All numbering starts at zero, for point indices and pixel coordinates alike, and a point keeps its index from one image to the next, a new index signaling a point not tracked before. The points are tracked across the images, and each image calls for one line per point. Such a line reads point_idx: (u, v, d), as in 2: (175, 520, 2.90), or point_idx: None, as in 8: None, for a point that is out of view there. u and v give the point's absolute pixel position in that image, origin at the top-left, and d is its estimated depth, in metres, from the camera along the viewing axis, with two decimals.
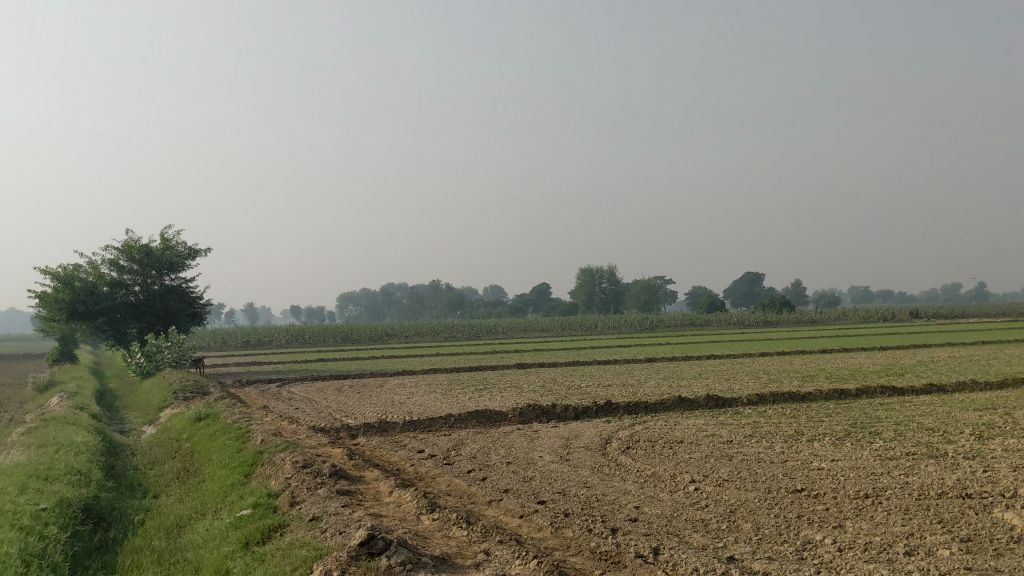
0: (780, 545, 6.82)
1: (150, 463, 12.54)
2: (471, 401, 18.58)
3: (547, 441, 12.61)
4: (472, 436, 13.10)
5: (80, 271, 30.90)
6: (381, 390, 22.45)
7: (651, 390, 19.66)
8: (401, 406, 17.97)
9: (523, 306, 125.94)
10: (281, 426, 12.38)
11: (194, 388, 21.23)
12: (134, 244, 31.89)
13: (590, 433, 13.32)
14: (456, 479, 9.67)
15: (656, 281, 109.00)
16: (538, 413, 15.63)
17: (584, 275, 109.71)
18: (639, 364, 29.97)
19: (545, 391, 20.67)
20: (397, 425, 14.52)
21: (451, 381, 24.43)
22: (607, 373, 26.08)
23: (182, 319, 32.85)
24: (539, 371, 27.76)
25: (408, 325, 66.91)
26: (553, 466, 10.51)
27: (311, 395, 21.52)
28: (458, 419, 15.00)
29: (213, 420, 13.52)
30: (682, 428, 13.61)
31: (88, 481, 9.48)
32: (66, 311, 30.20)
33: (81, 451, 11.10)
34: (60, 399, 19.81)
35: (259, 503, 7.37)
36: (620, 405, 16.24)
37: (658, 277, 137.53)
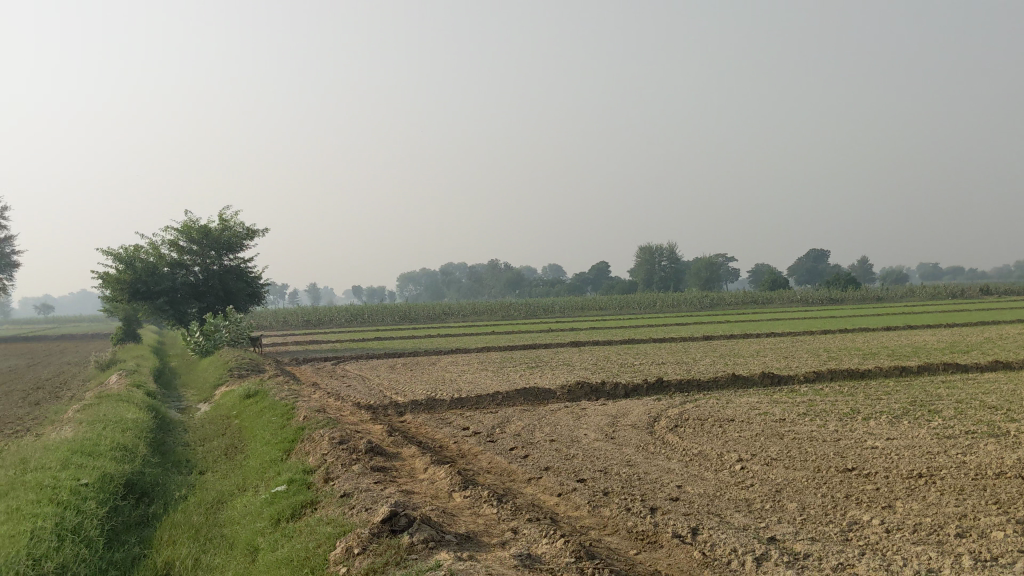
0: (825, 526, 6.56)
1: (200, 439, 12.66)
2: (522, 379, 18.47)
3: (595, 419, 12.42)
4: (519, 414, 12.97)
5: (142, 252, 31.48)
6: (433, 368, 22.47)
7: (705, 369, 19.34)
8: (451, 384, 17.94)
9: (582, 285, 125.47)
10: (326, 403, 12.39)
11: (249, 366, 21.49)
12: (193, 225, 32.39)
13: (639, 411, 13.09)
14: (498, 457, 9.54)
15: (717, 259, 107.70)
16: (587, 391, 15.45)
17: (643, 253, 108.90)
18: (696, 342, 29.59)
19: (597, 369, 20.46)
20: (445, 403, 14.45)
21: (503, 360, 24.36)
22: (662, 351, 25.74)
23: (240, 299, 33.34)
24: (593, 349, 27.56)
25: (466, 304, 67.05)
26: (597, 444, 10.31)
27: (364, 374, 21.61)
28: (507, 397, 14.88)
29: (261, 398, 13.59)
30: (733, 406, 13.31)
31: (133, 457, 9.56)
32: (128, 291, 30.79)
33: (129, 428, 11.24)
34: (119, 378, 20.20)
35: (294, 479, 7.31)
36: (672, 383, 15.96)
37: (720, 255, 136.04)
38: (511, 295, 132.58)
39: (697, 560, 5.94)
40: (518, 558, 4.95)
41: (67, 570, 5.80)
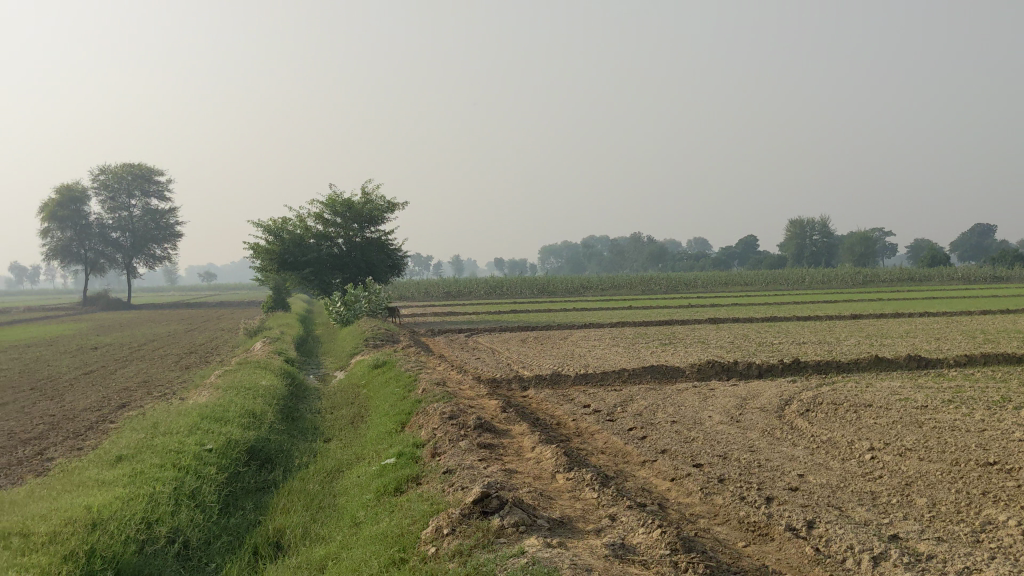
0: (954, 525, 6.10)
1: (329, 407, 13.00)
2: (653, 355, 18.16)
3: (721, 400, 12.04)
4: (644, 393, 12.71)
5: (289, 224, 32.62)
6: (565, 342, 22.39)
7: (847, 349, 18.51)
8: (580, 359, 17.82)
9: (728, 260, 122.69)
10: (450, 376, 12.47)
11: (385, 337, 21.97)
12: (337, 199, 33.31)
13: (769, 393, 12.61)
14: (615, 438, 9.35)
15: (872, 233, 102.90)
16: (718, 370, 15.01)
17: (793, 227, 104.77)
18: (842, 321, 28.40)
19: (733, 347, 19.89)
20: (570, 379, 14.34)
21: (638, 335, 24.04)
22: (804, 330, 24.82)
23: (382, 270, 34.11)
24: (732, 326, 26.85)
25: (606, 277, 66.68)
26: (721, 426, 9.97)
27: (496, 347, 21.75)
28: (634, 374, 14.65)
29: (389, 368, 13.84)
30: (872, 390, 12.65)
31: (261, 423, 9.87)
32: (277, 262, 32.02)
33: (261, 395, 11.63)
34: (263, 345, 21.04)
35: (403, 452, 7.35)
36: (808, 364, 15.34)
37: (875, 230, 130.27)
38: (654, 269, 131.11)
39: (808, 556, 5.61)
40: (610, 547, 4.78)
41: (180, 533, 6.00)
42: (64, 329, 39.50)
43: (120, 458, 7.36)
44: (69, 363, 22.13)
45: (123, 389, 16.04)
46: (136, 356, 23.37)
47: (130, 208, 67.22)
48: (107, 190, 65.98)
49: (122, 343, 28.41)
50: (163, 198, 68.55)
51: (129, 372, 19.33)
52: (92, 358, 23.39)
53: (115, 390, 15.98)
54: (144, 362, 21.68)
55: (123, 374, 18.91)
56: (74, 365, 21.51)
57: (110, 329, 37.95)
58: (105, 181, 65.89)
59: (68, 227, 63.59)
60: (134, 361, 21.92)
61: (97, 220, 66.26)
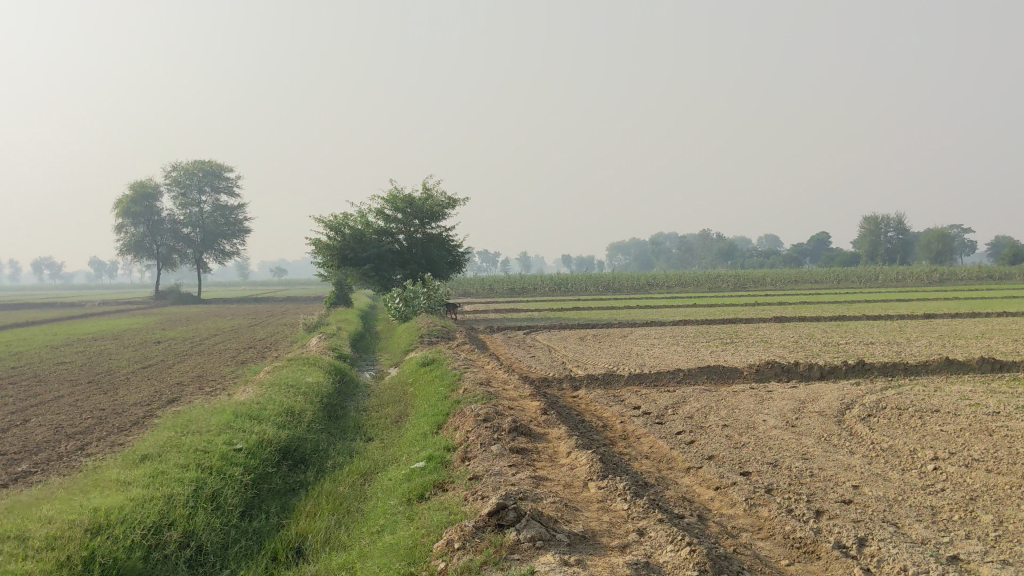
0: (1021, 546, 5.56)
1: (376, 405, 12.82)
2: (712, 355, 17.64)
3: (779, 403, 11.50)
4: (697, 395, 12.24)
5: (350, 220, 32.70)
6: (623, 340, 21.96)
7: (917, 351, 17.73)
8: (636, 358, 17.40)
9: (799, 257, 120.23)
10: (496, 374, 12.16)
11: (441, 334, 21.82)
12: (398, 195, 33.29)
13: (831, 396, 12.02)
14: (661, 442, 8.92)
15: (951, 230, 99.79)
16: (779, 371, 14.43)
17: (868, 224, 102.27)
18: (915, 321, 27.37)
19: (796, 347, 19.21)
20: (623, 379, 13.92)
21: (699, 334, 23.47)
22: (874, 330, 23.91)
23: (442, 267, 34.00)
24: (798, 325, 26.08)
25: (672, 274, 65.76)
26: (775, 431, 9.47)
27: (552, 344, 21.41)
28: (689, 374, 14.16)
29: (437, 366, 13.58)
30: (940, 394, 11.98)
31: (299, 421, 9.68)
32: (338, 258, 32.16)
33: (303, 392, 11.48)
34: (319, 341, 21.06)
35: (433, 456, 7.05)
36: (874, 365, 14.65)
37: (955, 228, 126.94)
38: (723, 265, 129.12)
39: None
40: (633, 566, 4.40)
41: (194, 538, 5.80)
42: (134, 322, 40.36)
43: (146, 457, 7.22)
44: (131, 357, 22.46)
45: (176, 384, 16.13)
46: (197, 351, 23.65)
47: (200, 204, 68.54)
48: (179, 186, 67.37)
49: (186, 338, 28.79)
50: (232, 194, 69.66)
51: (186, 367, 19.49)
52: (153, 352, 23.72)
53: (168, 385, 16.09)
54: (203, 356, 21.90)
55: (181, 369, 19.09)
56: (135, 359, 21.82)
57: (178, 323, 38.63)
58: (177, 177, 67.27)
59: (141, 223, 65.16)
60: (194, 356, 22.14)
61: (169, 216, 67.74)
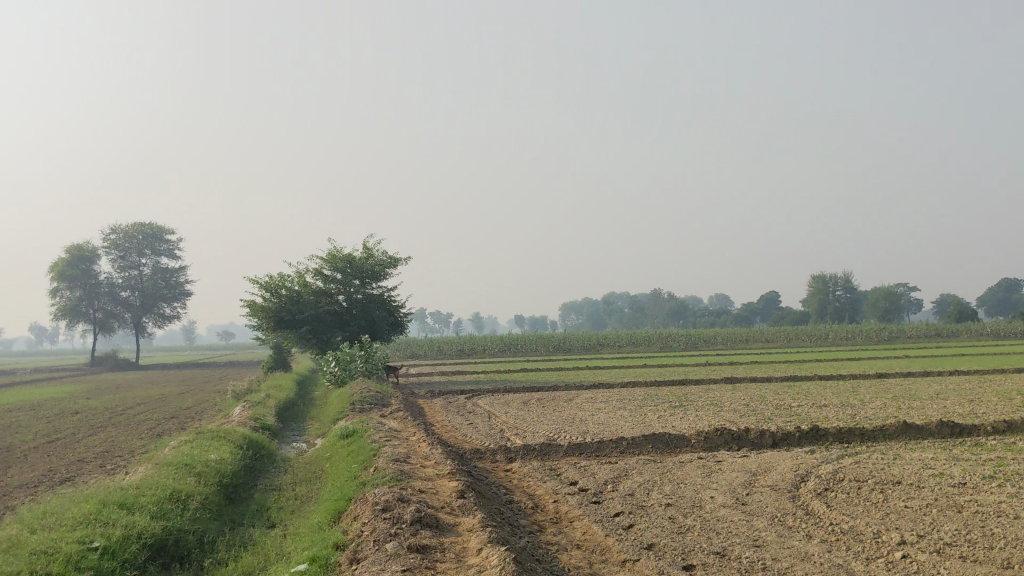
0: None
1: (289, 484, 11.62)
2: (659, 421, 16.65)
3: (728, 476, 10.48)
4: (640, 467, 11.21)
5: (287, 281, 31.47)
6: (568, 405, 20.90)
7: (873, 414, 16.93)
8: (579, 425, 16.36)
9: (749, 316, 120.49)
10: (417, 447, 11.03)
11: (376, 400, 20.59)
12: (337, 254, 32.24)
13: (784, 467, 11.05)
14: (595, 528, 7.83)
15: (897, 288, 100.85)
16: (728, 439, 13.45)
17: (815, 282, 103.06)
18: (868, 381, 26.71)
19: (747, 411, 18.28)
20: (561, 449, 12.84)
21: (646, 397, 22.50)
22: (825, 391, 23.12)
23: (384, 328, 32.84)
24: (750, 386, 25.23)
25: (623, 334, 65.07)
26: (723, 511, 8.42)
27: (493, 410, 20.29)
28: (633, 444, 13.13)
29: (358, 438, 12.37)
30: (902, 464, 11.05)
31: (184, 508, 8.43)
32: (274, 320, 30.84)
33: (199, 471, 10.20)
34: (243, 410, 19.71)
35: (318, 558, 5.92)
36: (828, 431, 13.75)
37: (901, 286, 128.60)
38: (674, 325, 128.96)
39: None
40: None
41: None
42: (60, 390, 38.24)
43: None
44: (40, 430, 20.82)
45: (77, 461, 14.68)
46: (115, 423, 22.07)
47: (140, 267, 66.54)
48: (118, 249, 65.40)
49: (109, 408, 27.15)
50: (174, 257, 67.87)
51: (96, 441, 17.98)
52: (67, 424, 22.10)
53: (68, 463, 14.62)
54: (118, 429, 20.36)
55: (89, 443, 17.57)
56: (43, 432, 20.18)
57: (105, 390, 36.67)
58: (116, 240, 65.34)
59: (78, 286, 63.03)
60: (109, 428, 20.58)
61: (107, 279, 65.66)
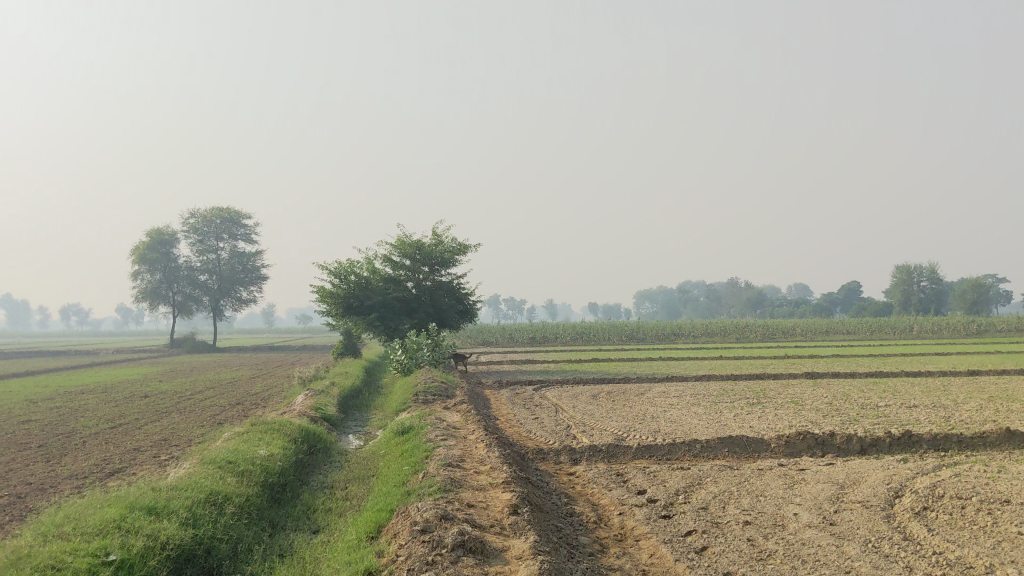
0: None
1: (341, 482, 11.05)
2: (735, 420, 15.70)
3: (812, 489, 9.50)
4: (714, 474, 10.33)
5: (356, 267, 31.13)
6: (639, 400, 20.02)
7: (969, 417, 15.72)
8: (650, 422, 15.51)
9: (830, 305, 117.39)
10: (474, 448, 10.33)
11: (440, 391, 20.03)
12: (406, 240, 31.78)
13: (875, 479, 10.04)
14: (665, 549, 6.99)
15: (987, 279, 96.90)
16: (811, 444, 12.44)
17: (899, 273, 99.70)
18: (960, 378, 25.21)
19: (831, 411, 17.17)
20: (629, 451, 12.02)
21: (722, 393, 21.49)
22: (914, 389, 21.80)
23: (452, 316, 32.32)
24: (831, 382, 24.02)
25: (698, 323, 63.67)
26: (808, 534, 7.49)
27: (561, 403, 19.53)
28: (707, 447, 12.23)
29: (413, 436, 11.68)
30: (1009, 478, 9.95)
31: (219, 513, 7.87)
32: (342, 306, 30.57)
33: (243, 469, 9.67)
34: (305, 399, 19.30)
35: None
36: (922, 437, 12.64)
37: (990, 277, 123.94)
38: (751, 314, 126.34)
39: None
40: None
41: None
42: (135, 372, 38.71)
43: None
44: (105, 413, 20.78)
45: (132, 450, 14.37)
46: (180, 408, 21.95)
47: (218, 251, 67.34)
48: (196, 233, 66.32)
49: (177, 392, 27.13)
50: (250, 241, 68.49)
51: (158, 427, 17.74)
52: (133, 408, 22.07)
53: (124, 452, 14.30)
54: (181, 415, 20.17)
55: (150, 430, 17.35)
56: (108, 416, 20.06)
57: (177, 373, 36.94)
58: (194, 224, 66.24)
59: (158, 269, 64.16)
60: (172, 414, 20.40)
61: (186, 262, 66.67)
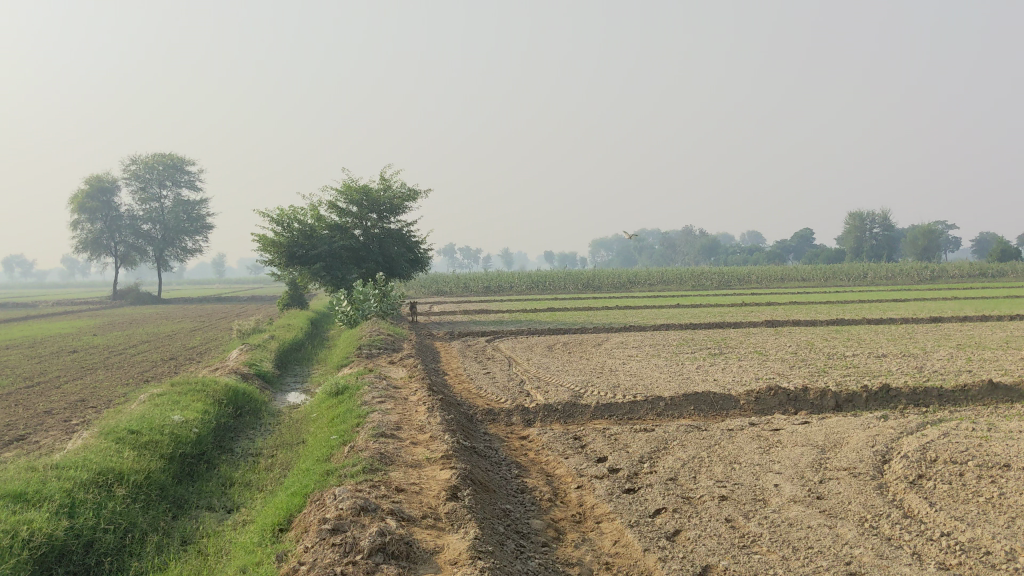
0: None
1: (267, 450, 9.88)
2: (699, 372, 14.79)
3: (791, 454, 8.49)
4: (681, 437, 9.31)
5: (301, 215, 29.60)
6: (597, 351, 19.07)
7: (942, 367, 14.98)
8: (608, 376, 14.53)
9: (784, 253, 117.91)
10: (412, 412, 9.21)
11: (385, 343, 18.88)
12: (353, 186, 30.27)
13: (857, 441, 9.10)
14: (631, 536, 5.91)
15: (938, 226, 97.55)
16: (784, 400, 11.49)
17: (852, 220, 99.98)
18: (922, 325, 24.63)
19: (797, 361, 16.29)
20: (587, 411, 10.96)
21: (682, 342, 20.63)
22: (880, 337, 21.06)
23: (402, 265, 31.06)
24: (793, 330, 23.28)
25: (653, 271, 62.96)
26: (794, 512, 6.47)
27: (514, 356, 18.51)
28: (671, 404, 11.22)
29: (348, 398, 10.50)
30: (1000, 438, 9.04)
31: (109, 497, 6.68)
32: (285, 255, 29.06)
33: (150, 440, 8.46)
34: (240, 354, 18.06)
35: None
36: (901, 391, 11.78)
37: (939, 224, 125.27)
38: (705, 262, 126.49)
39: None
40: None
41: None
42: (69, 325, 36.90)
43: None
44: (26, 371, 19.32)
45: (42, 413, 13.04)
46: (108, 364, 20.56)
47: (161, 199, 64.87)
48: (138, 180, 63.78)
49: (108, 346, 25.63)
50: (194, 189, 66.09)
51: (77, 387, 16.34)
52: (58, 365, 20.62)
53: (31, 415, 12.95)
54: (108, 372, 18.80)
55: (69, 389, 15.98)
56: (27, 374, 18.61)
57: (113, 327, 35.23)
58: (136, 171, 63.66)
59: (98, 218, 61.73)
60: (97, 371, 19.00)
61: (128, 211, 64.20)
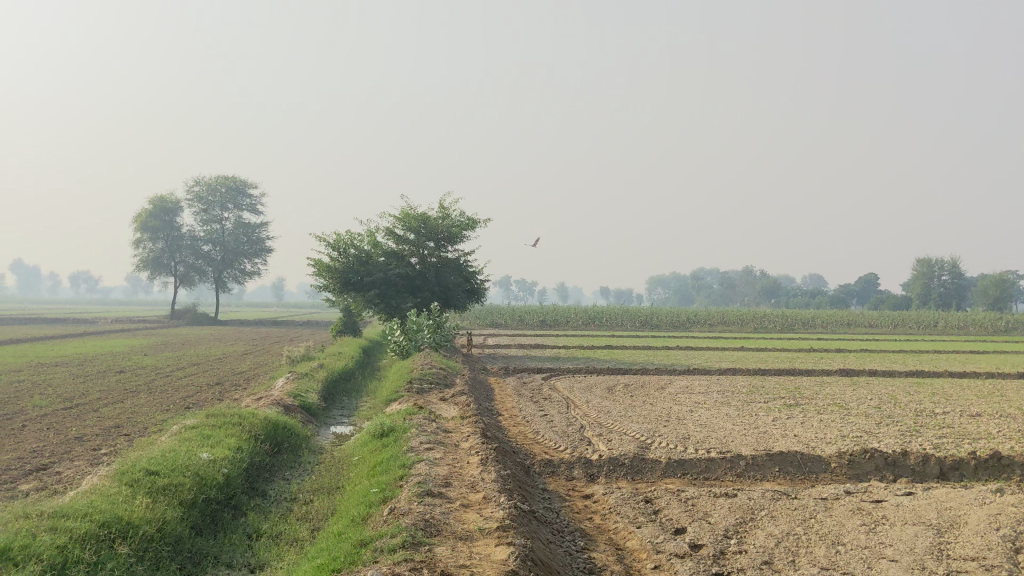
0: None
1: (300, 496, 8.90)
2: (776, 426, 13.49)
3: (903, 535, 7.26)
4: (769, 506, 8.13)
5: (356, 241, 28.94)
6: (661, 396, 17.85)
7: None
8: (677, 425, 13.33)
9: (847, 296, 114.86)
10: (460, 464, 8.16)
11: (437, 377, 17.90)
12: (411, 213, 29.55)
13: (977, 521, 7.81)
14: None
15: (1011, 275, 94.13)
16: (880, 465, 10.21)
17: (920, 266, 97.04)
18: (1010, 381, 22.91)
19: (884, 418, 14.88)
20: (658, 467, 9.83)
21: (752, 390, 19.28)
22: (968, 394, 19.46)
23: (458, 295, 30.17)
24: (871, 382, 21.77)
25: (714, 311, 61.31)
26: None
27: (571, 396, 17.35)
28: (753, 464, 10.04)
29: (393, 441, 9.51)
30: None
31: (108, 555, 5.72)
32: (340, 280, 28.38)
33: (170, 484, 7.52)
34: (286, 382, 17.22)
35: None
36: (1015, 460, 10.43)
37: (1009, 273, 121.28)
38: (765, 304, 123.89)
39: None
40: None
41: None
42: (123, 343, 36.59)
43: None
44: (66, 391, 18.62)
45: (74, 439, 12.27)
46: (151, 387, 19.85)
47: (222, 221, 65.09)
48: (201, 202, 64.19)
49: (157, 367, 25.04)
50: (255, 212, 66.19)
51: (114, 411, 15.57)
52: (102, 385, 19.99)
53: (60, 441, 12.13)
54: (150, 396, 18.03)
55: (106, 413, 15.19)
56: (68, 394, 17.97)
57: (165, 346, 34.84)
58: (199, 192, 64.14)
59: (160, 238, 62.19)
60: (140, 394, 18.26)
61: (189, 232, 64.53)
